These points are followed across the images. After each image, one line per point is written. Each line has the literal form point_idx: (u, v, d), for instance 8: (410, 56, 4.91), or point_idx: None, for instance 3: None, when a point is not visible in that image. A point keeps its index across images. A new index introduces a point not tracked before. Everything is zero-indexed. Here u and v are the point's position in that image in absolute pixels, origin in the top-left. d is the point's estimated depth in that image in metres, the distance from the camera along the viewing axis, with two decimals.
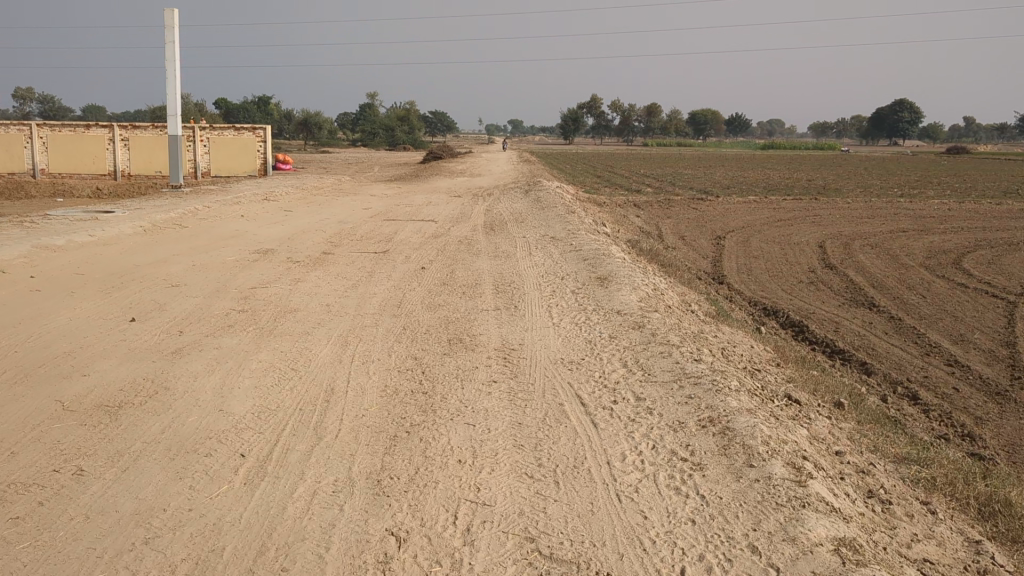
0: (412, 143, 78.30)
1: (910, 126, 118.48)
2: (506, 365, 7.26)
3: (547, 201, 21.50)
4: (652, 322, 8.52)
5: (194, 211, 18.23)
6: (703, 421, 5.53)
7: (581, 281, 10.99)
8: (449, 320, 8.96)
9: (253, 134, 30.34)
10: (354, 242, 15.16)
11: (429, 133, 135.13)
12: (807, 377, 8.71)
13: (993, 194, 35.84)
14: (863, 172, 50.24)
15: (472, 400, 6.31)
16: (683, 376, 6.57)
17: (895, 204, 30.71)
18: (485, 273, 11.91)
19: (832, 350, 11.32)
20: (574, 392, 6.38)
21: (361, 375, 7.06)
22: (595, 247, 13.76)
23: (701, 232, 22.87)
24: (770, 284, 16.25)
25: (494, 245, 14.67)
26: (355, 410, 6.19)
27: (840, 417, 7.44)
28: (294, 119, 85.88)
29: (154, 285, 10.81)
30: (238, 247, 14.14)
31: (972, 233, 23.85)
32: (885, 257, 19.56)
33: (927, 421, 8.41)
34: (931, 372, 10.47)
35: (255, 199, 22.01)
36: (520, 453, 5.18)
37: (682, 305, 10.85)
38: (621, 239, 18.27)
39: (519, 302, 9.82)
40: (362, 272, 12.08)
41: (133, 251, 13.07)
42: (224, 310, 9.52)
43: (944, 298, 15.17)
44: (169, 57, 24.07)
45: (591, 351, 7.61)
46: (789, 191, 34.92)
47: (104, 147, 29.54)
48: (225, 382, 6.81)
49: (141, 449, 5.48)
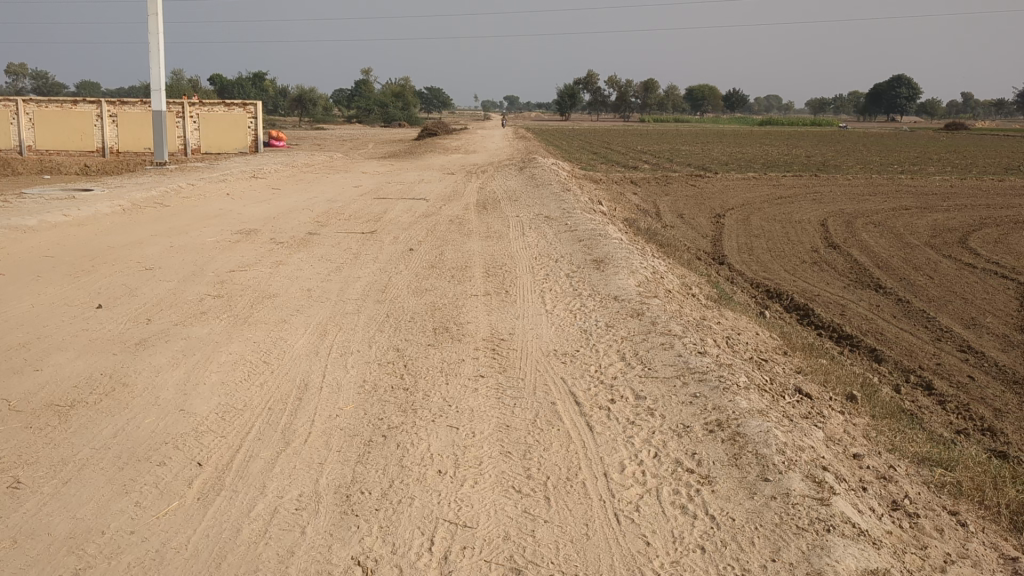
0: (407, 119, 77.57)
1: (908, 102, 118.08)
2: (494, 358, 6.73)
3: (542, 178, 20.95)
4: (651, 310, 7.98)
5: (177, 189, 17.64)
6: (710, 424, 5.01)
7: (577, 263, 10.46)
8: (435, 307, 8.41)
9: (244, 109, 29.79)
10: (342, 222, 14.61)
11: (425, 108, 134.80)
12: (816, 367, 8.20)
13: (995, 170, 35.31)
14: (860, 148, 49.81)
15: (457, 399, 5.77)
16: (686, 371, 6.04)
17: (897, 181, 30.16)
18: (476, 254, 11.39)
19: (839, 335, 10.82)
20: (568, 390, 5.85)
21: (339, 368, 6.51)
22: (592, 226, 13.21)
23: (700, 210, 22.33)
24: (772, 264, 15.71)
25: (486, 225, 14.12)
26: (329, 409, 5.66)
27: (853, 413, 6.96)
28: (288, 95, 84.90)
29: (128, 268, 10.25)
30: (219, 227, 13.55)
31: (977, 210, 23.32)
32: (889, 236, 19.02)
33: (944, 414, 7.90)
34: (944, 359, 9.95)
35: (242, 176, 21.41)
36: (507, 461, 4.65)
37: (682, 288, 10.35)
38: (619, 217, 17.74)
39: (511, 287, 9.31)
40: (348, 254, 11.56)
41: (109, 232, 12.52)
42: (198, 296, 8.96)
43: (952, 279, 14.66)
44: (153, 30, 23.38)
45: (587, 341, 7.08)
46: (788, 168, 34.29)
47: (91, 124, 28.83)
48: (190, 377, 6.28)
49: (89, 456, 4.95)
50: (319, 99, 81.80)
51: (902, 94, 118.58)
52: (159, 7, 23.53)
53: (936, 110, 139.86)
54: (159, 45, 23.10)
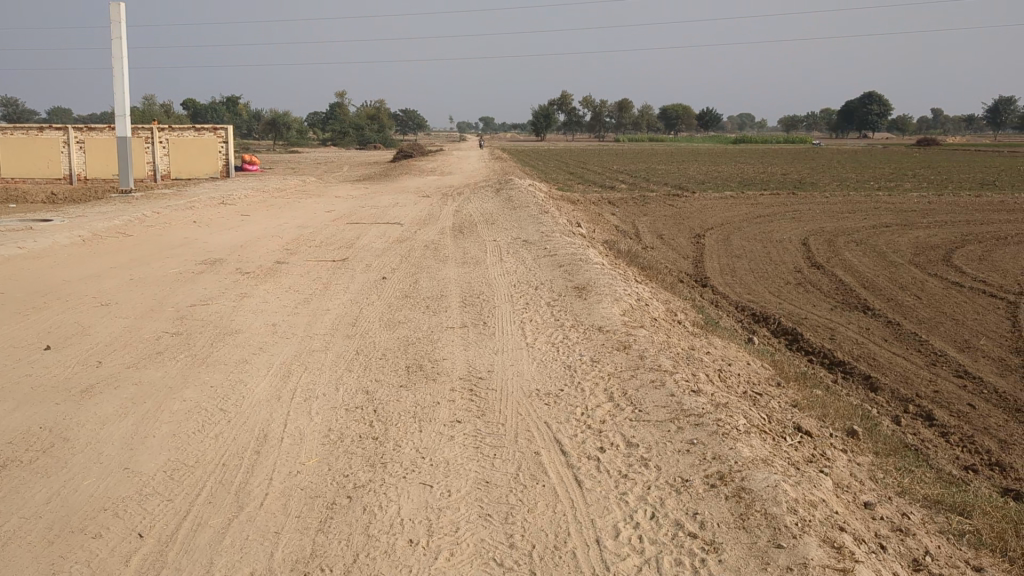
0: (383, 142, 77.16)
1: (880, 120, 119.40)
2: (472, 400, 6.22)
3: (520, 200, 20.54)
4: (638, 342, 7.50)
5: (142, 217, 17.06)
6: (712, 477, 4.53)
7: (557, 291, 10.00)
8: (408, 342, 7.90)
9: (215, 134, 29.25)
10: (312, 249, 14.07)
11: (400, 131, 134.64)
12: (813, 399, 7.74)
13: (971, 185, 35.27)
14: (836, 165, 49.86)
15: (431, 450, 5.25)
16: (681, 414, 5.55)
17: (876, 198, 29.97)
18: (452, 282, 10.90)
19: (831, 362, 10.40)
20: (553, 437, 5.34)
21: (302, 416, 5.97)
22: (571, 250, 12.77)
23: (680, 230, 21.96)
24: (757, 286, 15.32)
25: (462, 250, 13.65)
26: (290, 466, 5.12)
27: (855, 451, 6.49)
28: (262, 118, 84.22)
29: (83, 304, 9.68)
30: (183, 257, 13.00)
31: (958, 227, 23.07)
32: (872, 254, 18.71)
33: (949, 449, 7.45)
34: (941, 386, 9.52)
35: (211, 202, 20.82)
36: (486, 526, 4.15)
37: (668, 315, 9.91)
38: (599, 240, 17.32)
39: (488, 318, 8.81)
40: (318, 284, 11.04)
41: (66, 265, 11.92)
42: (155, 334, 8.41)
43: (941, 298, 14.31)
44: (117, 55, 22.84)
45: (571, 379, 6.58)
46: (765, 186, 33.97)
47: (57, 150, 28.14)
48: (137, 430, 5.73)
49: (15, 528, 4.38)
50: (294, 123, 81.18)
51: (874, 111, 119.46)
52: (123, 30, 22.99)
53: (908, 127, 140.96)
54: (123, 69, 22.55)
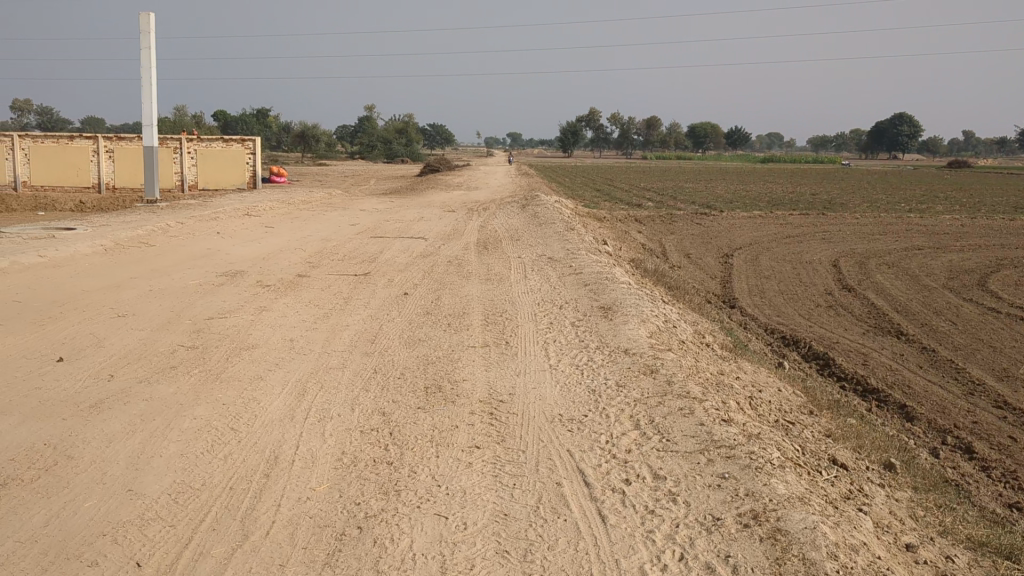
0: (410, 157, 77.33)
1: (910, 141, 118.43)
2: (492, 424, 5.97)
3: (545, 216, 20.33)
4: (666, 366, 7.23)
5: (166, 227, 16.98)
6: (745, 516, 4.25)
7: (583, 311, 9.74)
8: (428, 361, 7.66)
9: (242, 145, 29.28)
10: (335, 262, 13.90)
11: (427, 145, 135.19)
12: (847, 429, 7.42)
13: (1004, 208, 34.68)
14: (865, 185, 49.31)
15: (448, 478, 5.00)
16: (711, 445, 5.27)
17: (907, 220, 29.47)
18: (474, 299, 10.68)
19: (863, 389, 10.06)
20: (576, 467, 5.08)
21: (314, 438, 5.74)
22: (597, 268, 12.52)
23: (707, 249, 21.62)
24: (786, 308, 14.99)
25: (485, 266, 13.43)
26: (299, 492, 4.90)
27: (893, 486, 6.17)
28: (291, 130, 84.70)
29: (100, 315, 9.54)
30: (205, 268, 12.87)
31: (992, 250, 22.59)
32: (905, 277, 18.31)
33: (990, 484, 7.11)
34: (979, 417, 9.15)
35: (235, 213, 20.76)
36: (503, 565, 3.90)
37: (695, 337, 9.62)
38: (625, 258, 17.06)
39: (511, 337, 8.56)
40: (339, 298, 10.85)
41: (88, 274, 11.82)
42: (171, 347, 8.25)
43: (976, 324, 13.91)
44: (146, 65, 22.91)
45: (596, 404, 6.31)
46: (794, 206, 33.58)
47: (87, 159, 28.27)
48: (145, 449, 5.53)
49: (9, 553, 4.18)
50: (322, 135, 81.55)
51: (904, 132, 118.45)
52: (152, 41, 23.06)
53: (938, 148, 140.02)
54: (152, 78, 22.59)
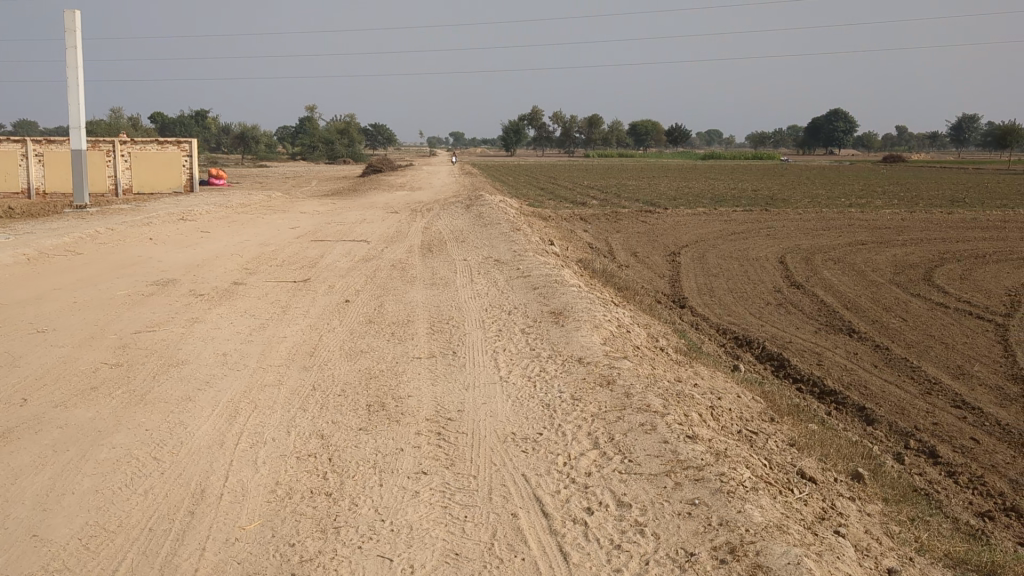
0: (352, 156, 76.23)
1: (845, 137, 120.58)
2: (440, 445, 5.53)
3: (490, 216, 19.92)
4: (623, 376, 6.85)
5: (95, 234, 16.17)
6: (720, 550, 3.93)
7: (532, 317, 9.34)
8: (371, 375, 7.19)
9: (178, 148, 28.33)
10: (273, 268, 13.35)
11: (369, 145, 134.01)
12: (810, 437, 7.12)
13: (943, 202, 35.05)
14: (805, 180, 49.74)
15: (393, 511, 4.55)
16: (677, 466, 4.90)
17: (848, 215, 29.62)
18: (419, 306, 10.21)
19: (821, 391, 9.81)
20: (534, 493, 4.68)
21: (246, 467, 5.24)
22: (545, 271, 12.13)
23: (655, 247, 21.39)
24: (737, 306, 14.77)
25: (430, 270, 12.97)
26: (228, 530, 4.42)
27: (865, 499, 5.87)
28: (230, 130, 83.06)
29: (18, 331, 8.88)
30: (136, 277, 12.20)
31: (934, 245, 22.68)
32: (852, 273, 18.26)
33: (959, 492, 6.86)
34: (940, 417, 8.94)
35: (170, 217, 19.97)
36: None
37: (650, 341, 9.29)
38: (573, 258, 16.69)
39: (458, 347, 8.12)
40: (277, 307, 10.32)
41: (8, 287, 11.08)
42: (92, 365, 7.65)
43: (926, 320, 13.81)
44: (71, 66, 21.96)
45: (550, 420, 5.91)
46: (738, 203, 33.60)
47: (15, 163, 27.11)
48: (55, 485, 4.99)
49: None
50: (262, 137, 80.09)
51: (839, 128, 120.36)
52: (78, 39, 22.12)
53: (873, 143, 142.83)
54: (78, 78, 21.67)
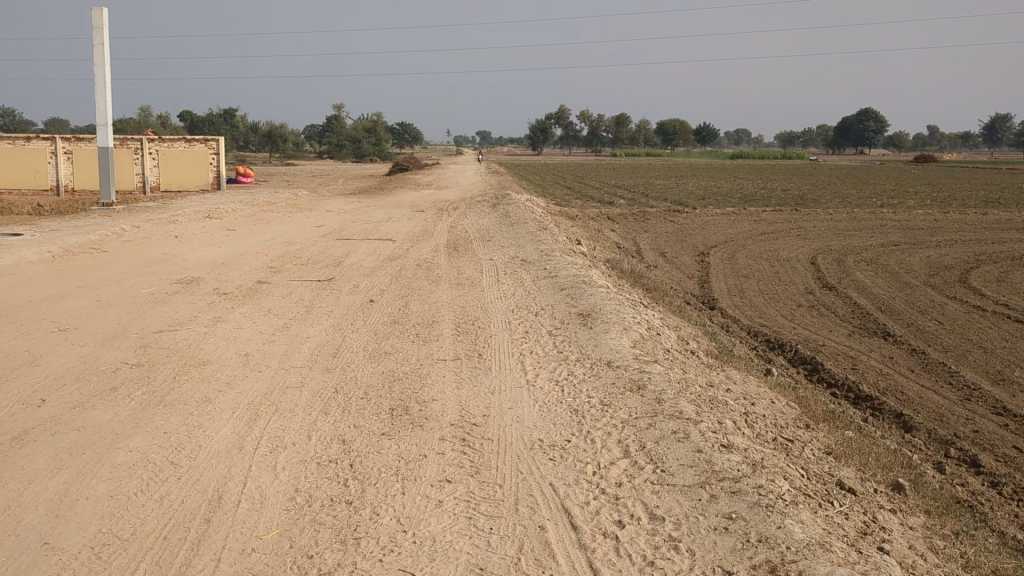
0: (379, 155, 76.29)
1: (876, 137, 119.25)
2: (464, 452, 5.35)
3: (516, 215, 19.73)
4: (653, 381, 6.63)
5: (121, 232, 16.14)
6: (760, 570, 3.74)
7: (559, 318, 9.14)
8: (394, 378, 7.02)
9: (205, 145, 28.33)
10: (297, 267, 13.24)
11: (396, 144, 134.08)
12: (848, 445, 6.87)
13: (977, 202, 34.41)
14: (836, 180, 49.09)
15: (416, 521, 4.37)
16: (713, 477, 4.69)
17: (880, 215, 29.14)
18: (444, 306, 10.04)
19: (856, 397, 9.54)
20: (563, 505, 4.48)
21: (265, 473, 5.09)
22: (572, 271, 11.92)
23: (683, 248, 21.11)
24: (768, 308, 14.49)
25: (456, 270, 12.81)
26: (245, 540, 4.26)
27: (906, 511, 5.62)
28: (258, 129, 83.40)
29: (40, 330, 8.78)
30: (160, 275, 12.11)
31: (970, 246, 22.17)
32: (885, 275, 17.89)
33: (1004, 504, 6.59)
34: (980, 425, 8.64)
35: (196, 216, 19.94)
36: None
37: (680, 344, 9.06)
38: (600, 258, 16.47)
39: (484, 349, 7.93)
40: (300, 307, 10.20)
41: (32, 285, 11.01)
42: (113, 365, 7.53)
43: (964, 323, 13.46)
44: (99, 63, 22.01)
45: (579, 427, 5.71)
46: (767, 202, 33.19)
47: (45, 161, 27.24)
48: (70, 490, 4.86)
49: None
50: (290, 135, 80.32)
51: (870, 127, 119.16)
52: (106, 36, 22.17)
53: (903, 142, 141.19)
54: (106, 75, 21.72)
